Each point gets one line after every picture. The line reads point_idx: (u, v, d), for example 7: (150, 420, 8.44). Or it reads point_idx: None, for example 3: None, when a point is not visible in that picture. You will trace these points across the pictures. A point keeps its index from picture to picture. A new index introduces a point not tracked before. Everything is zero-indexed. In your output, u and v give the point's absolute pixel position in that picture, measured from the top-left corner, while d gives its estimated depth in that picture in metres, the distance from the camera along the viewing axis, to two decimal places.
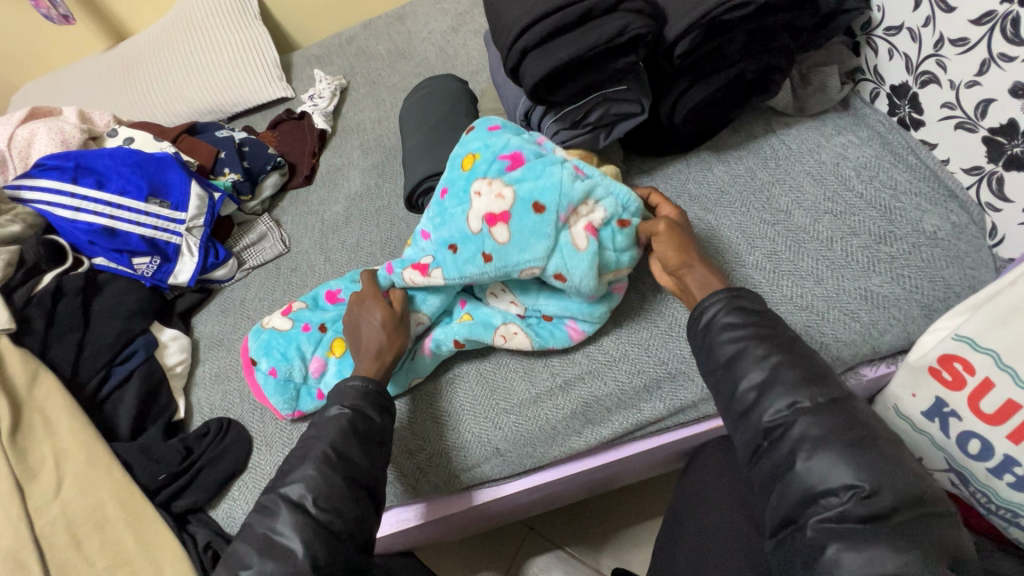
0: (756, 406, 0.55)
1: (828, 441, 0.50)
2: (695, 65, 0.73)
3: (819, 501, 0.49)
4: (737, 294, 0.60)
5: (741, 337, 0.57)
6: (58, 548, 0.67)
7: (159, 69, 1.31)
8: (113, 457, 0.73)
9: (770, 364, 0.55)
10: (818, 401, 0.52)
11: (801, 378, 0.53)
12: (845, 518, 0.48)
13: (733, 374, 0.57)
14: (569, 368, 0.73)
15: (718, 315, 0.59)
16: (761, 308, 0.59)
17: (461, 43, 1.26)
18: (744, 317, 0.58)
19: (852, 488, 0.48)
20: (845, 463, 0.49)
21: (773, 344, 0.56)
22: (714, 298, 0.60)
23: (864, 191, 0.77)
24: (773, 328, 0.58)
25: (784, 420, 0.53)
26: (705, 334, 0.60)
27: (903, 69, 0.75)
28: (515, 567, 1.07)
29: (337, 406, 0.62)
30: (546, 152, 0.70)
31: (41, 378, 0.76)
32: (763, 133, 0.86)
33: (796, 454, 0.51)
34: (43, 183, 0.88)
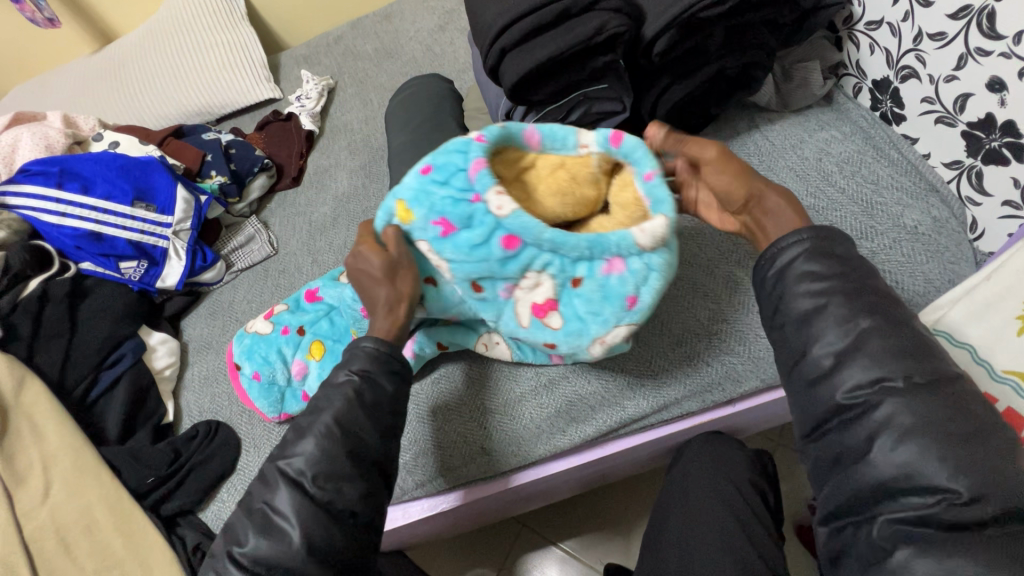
0: (831, 376, 0.51)
1: (918, 433, 0.46)
2: (676, 63, 0.73)
3: (900, 499, 0.46)
4: (823, 239, 0.54)
5: (823, 290, 0.52)
6: (47, 554, 0.68)
7: (145, 73, 1.31)
8: (102, 462, 0.74)
9: (856, 328, 0.50)
10: (912, 380, 0.48)
11: (886, 349, 0.49)
12: (926, 521, 0.45)
13: (809, 332, 0.52)
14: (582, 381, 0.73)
15: (796, 261, 0.54)
16: (853, 257, 0.53)
17: (448, 41, 1.26)
18: (828, 268, 0.53)
19: (947, 493, 0.45)
20: (939, 461, 0.45)
21: (862, 304, 0.51)
22: (796, 238, 0.54)
23: (846, 186, 0.77)
24: (862, 286, 0.52)
25: (868, 397, 0.49)
26: (780, 281, 0.55)
27: (884, 64, 0.76)
28: (507, 565, 1.08)
29: (344, 371, 0.59)
30: (476, 212, 0.61)
31: (27, 384, 0.76)
32: (746, 129, 0.86)
33: (877, 440, 0.48)
34: (27, 188, 0.88)
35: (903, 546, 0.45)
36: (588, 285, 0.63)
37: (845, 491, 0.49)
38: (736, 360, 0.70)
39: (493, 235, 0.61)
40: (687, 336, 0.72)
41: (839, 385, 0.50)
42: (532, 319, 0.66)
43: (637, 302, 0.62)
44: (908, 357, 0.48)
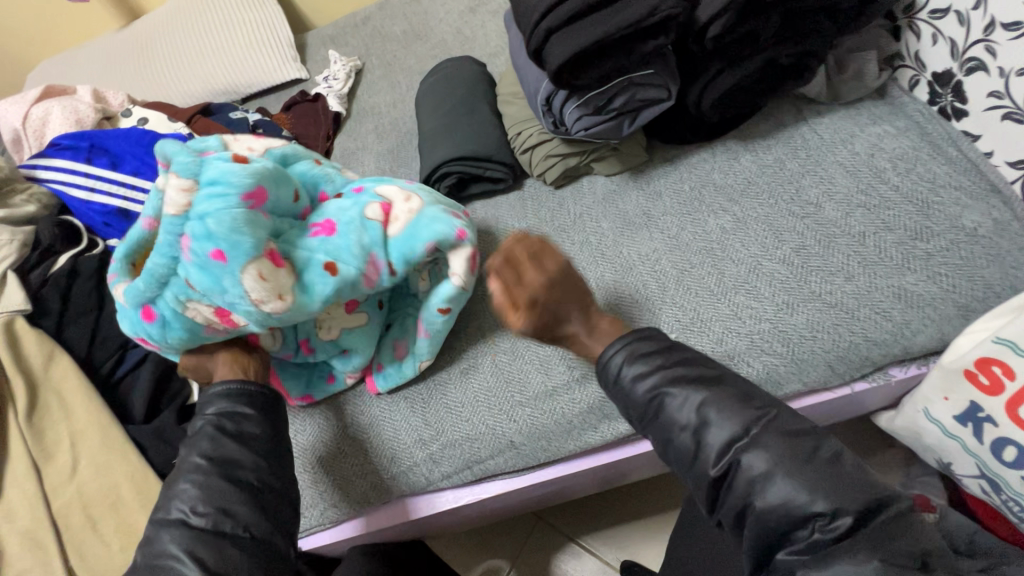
0: (699, 454, 0.53)
1: (772, 472, 0.49)
2: (729, 48, 0.70)
3: (789, 534, 0.48)
4: (637, 337, 0.59)
5: (654, 387, 0.56)
6: (74, 529, 0.68)
7: (173, 49, 1.30)
8: (127, 440, 0.73)
9: (694, 405, 0.54)
10: (751, 431, 0.51)
11: (726, 410, 0.53)
12: (816, 547, 0.47)
13: (666, 426, 0.55)
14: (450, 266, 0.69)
15: (624, 368, 0.58)
16: (666, 347, 0.59)
17: (479, 24, 1.22)
18: (649, 366, 0.57)
19: (817, 517, 0.47)
20: (796, 488, 0.48)
21: (694, 384, 0.55)
22: (614, 349, 0.59)
23: (900, 184, 0.73)
24: (686, 362, 0.57)
25: (727, 463, 0.51)
26: (619, 389, 0.59)
27: (948, 55, 0.71)
28: (523, 557, 1.07)
29: (202, 415, 0.60)
30: (133, 293, 0.62)
31: (56, 359, 0.75)
32: (793, 121, 0.83)
33: (751, 496, 0.50)
34: (58, 163, 0.87)
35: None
36: (195, 278, 0.59)
37: (754, 542, 0.50)
38: (780, 361, 0.67)
39: (134, 317, 0.64)
40: (729, 334, 0.69)
41: (707, 460, 0.53)
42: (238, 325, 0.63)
43: (219, 257, 0.57)
44: (744, 407, 0.53)
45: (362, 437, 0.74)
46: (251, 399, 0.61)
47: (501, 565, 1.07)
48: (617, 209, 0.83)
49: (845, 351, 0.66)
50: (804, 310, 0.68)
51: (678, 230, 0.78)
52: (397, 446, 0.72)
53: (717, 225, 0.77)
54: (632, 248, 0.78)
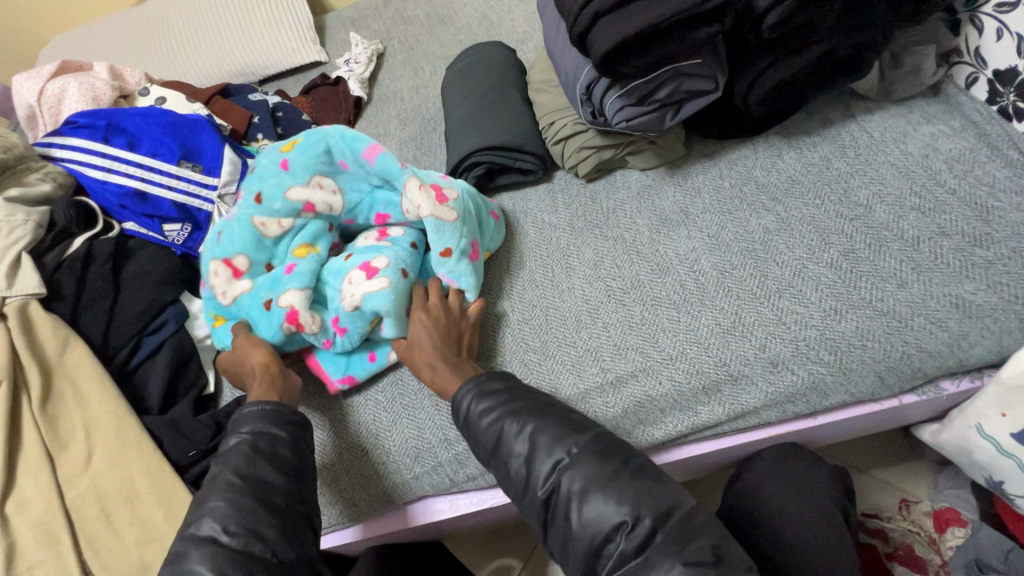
0: (530, 479, 0.55)
1: (586, 490, 0.52)
2: (784, 38, 0.66)
3: (603, 550, 0.51)
4: (485, 377, 0.61)
5: (495, 419, 0.58)
6: (88, 522, 0.66)
7: (189, 28, 1.26)
8: (144, 431, 0.71)
9: (527, 435, 0.56)
10: (572, 453, 0.54)
11: (555, 438, 0.56)
12: (626, 556, 0.50)
13: (503, 458, 0.57)
14: (409, 191, 0.71)
15: (471, 405, 0.59)
16: (509, 383, 0.61)
17: (506, 9, 1.18)
18: (493, 401, 0.59)
19: (620, 526, 0.51)
20: (610, 503, 0.51)
21: (524, 411, 0.58)
22: (462, 391, 0.60)
23: (957, 187, 0.69)
24: (523, 397, 0.60)
25: (552, 484, 0.54)
26: (466, 425, 0.60)
27: (1014, 52, 0.67)
28: (535, 557, 1.05)
29: (235, 435, 0.58)
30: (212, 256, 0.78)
31: (71, 346, 0.73)
32: (840, 118, 0.79)
33: (570, 508, 0.53)
34: (73, 141, 0.85)
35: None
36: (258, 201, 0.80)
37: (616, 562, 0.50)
38: (826, 370, 0.64)
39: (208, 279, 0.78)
40: (772, 340, 0.65)
41: (537, 483, 0.55)
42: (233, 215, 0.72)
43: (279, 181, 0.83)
44: (571, 433, 0.56)
45: (384, 436, 0.71)
46: (285, 422, 0.59)
47: (512, 564, 1.05)
48: (653, 205, 0.79)
49: (896, 362, 0.63)
50: (854, 317, 0.64)
51: (719, 229, 0.74)
52: (421, 446, 0.70)
53: (760, 225, 0.73)
54: (668, 247, 0.75)
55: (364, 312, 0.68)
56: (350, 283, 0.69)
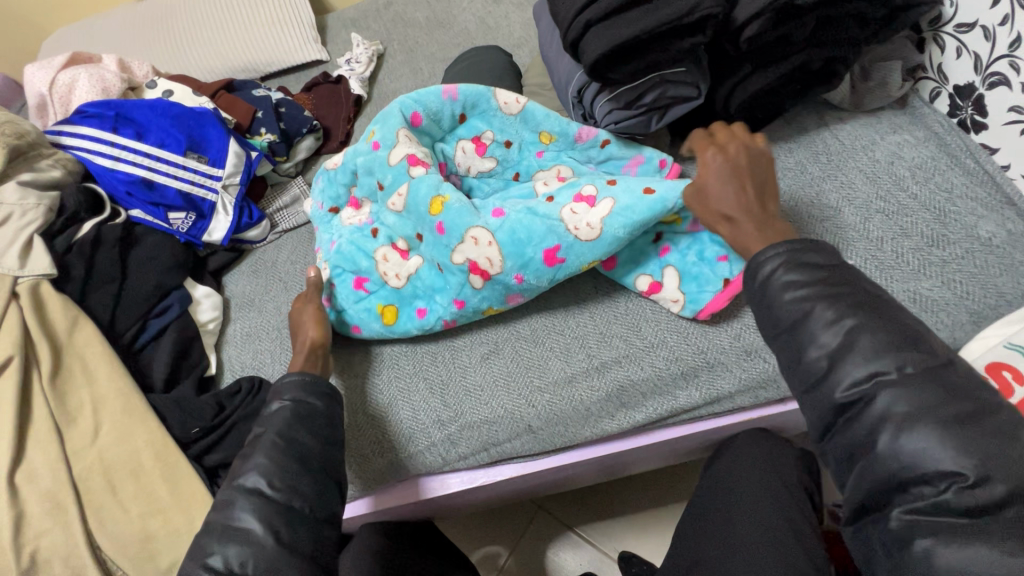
0: (831, 375, 0.49)
1: (917, 419, 0.45)
2: (761, 51, 0.71)
3: (911, 489, 0.45)
4: (805, 248, 0.53)
5: (806, 296, 0.50)
6: (94, 493, 0.69)
7: (193, 24, 1.29)
8: (149, 408, 0.74)
9: (845, 328, 0.49)
10: (906, 370, 0.46)
11: (881, 345, 0.47)
12: (942, 509, 0.44)
13: (802, 339, 0.50)
14: (498, 98, 0.81)
15: (777, 273, 0.52)
16: (832, 263, 0.52)
17: (503, 15, 1.23)
18: (808, 275, 0.51)
19: (954, 476, 0.43)
20: (943, 445, 0.44)
21: (848, 304, 0.49)
22: (773, 253, 0.53)
23: (918, 192, 0.75)
24: (851, 285, 0.51)
25: (865, 392, 0.47)
26: (764, 292, 0.53)
27: (971, 69, 0.73)
28: (523, 544, 1.09)
29: (277, 400, 0.61)
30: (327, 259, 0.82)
31: (80, 325, 0.76)
32: (815, 127, 0.84)
33: (878, 434, 0.46)
34: (83, 130, 0.88)
35: (928, 543, 0.43)
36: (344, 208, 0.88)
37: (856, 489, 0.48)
38: None
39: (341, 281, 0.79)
40: (746, 330, 0.70)
41: (835, 385, 0.48)
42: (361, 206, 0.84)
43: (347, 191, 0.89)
44: (902, 347, 0.47)
45: (380, 416, 0.75)
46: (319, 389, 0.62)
47: (500, 551, 1.09)
48: None
49: None
50: None
51: None
52: (415, 426, 0.73)
53: None
54: None
55: (604, 239, 0.68)
56: (477, 241, 0.70)
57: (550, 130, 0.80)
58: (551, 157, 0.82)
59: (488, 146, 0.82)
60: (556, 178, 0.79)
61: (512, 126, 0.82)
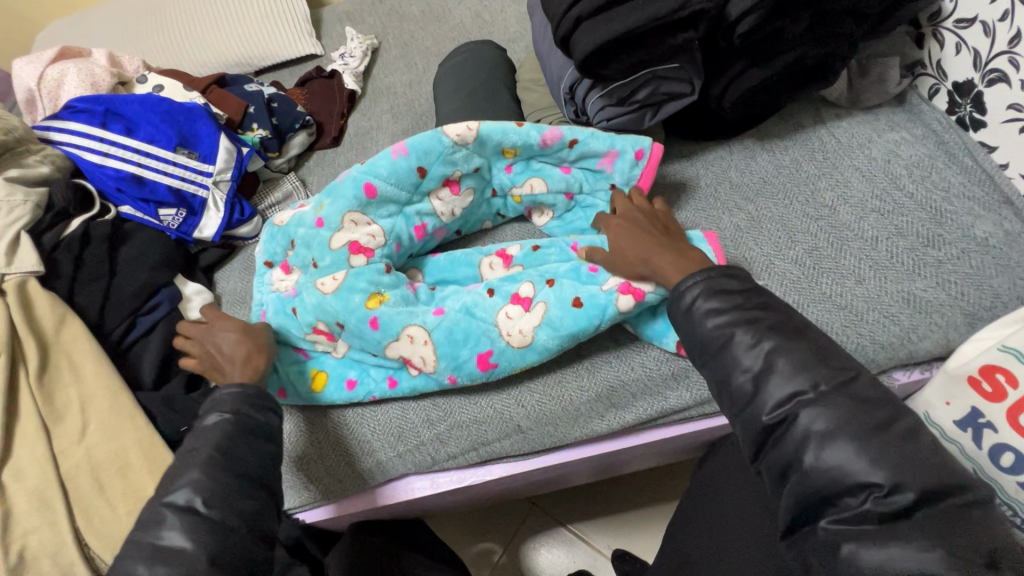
0: (757, 397, 0.50)
1: (836, 434, 0.46)
2: (755, 47, 0.70)
3: (836, 501, 0.46)
4: (722, 274, 0.55)
5: (726, 324, 0.52)
6: (82, 491, 0.69)
7: (187, 16, 1.28)
8: (137, 406, 0.73)
9: (763, 351, 0.50)
10: (820, 388, 0.48)
11: (800, 364, 0.49)
12: (864, 518, 0.44)
13: (725, 365, 0.52)
14: (450, 132, 0.75)
15: (698, 301, 0.55)
16: (748, 288, 0.55)
17: (499, 9, 1.21)
18: (727, 301, 0.53)
19: (871, 487, 0.44)
20: (858, 457, 0.45)
21: (764, 328, 0.51)
22: (692, 281, 0.55)
23: (915, 191, 0.74)
24: (766, 309, 0.53)
25: (787, 412, 0.48)
26: (687, 319, 0.55)
27: (970, 65, 0.72)
28: (516, 541, 1.09)
29: (215, 413, 0.59)
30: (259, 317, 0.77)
31: (67, 323, 0.75)
32: (811, 124, 0.83)
33: (804, 451, 0.47)
34: (72, 126, 0.87)
35: (853, 547, 0.44)
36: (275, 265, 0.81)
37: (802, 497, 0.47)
38: None
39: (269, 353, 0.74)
40: None
41: (761, 408, 0.49)
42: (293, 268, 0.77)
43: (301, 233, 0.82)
44: (820, 364, 0.49)
45: (370, 414, 0.74)
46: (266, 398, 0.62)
47: (494, 548, 1.09)
48: None
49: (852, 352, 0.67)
50: (814, 311, 0.69)
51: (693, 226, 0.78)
52: (404, 425, 0.73)
53: (731, 223, 0.77)
54: None
55: (534, 347, 0.69)
56: (412, 337, 0.69)
57: (514, 146, 0.76)
58: (521, 170, 0.80)
59: (460, 181, 0.79)
60: (501, 261, 0.78)
61: (474, 156, 0.77)
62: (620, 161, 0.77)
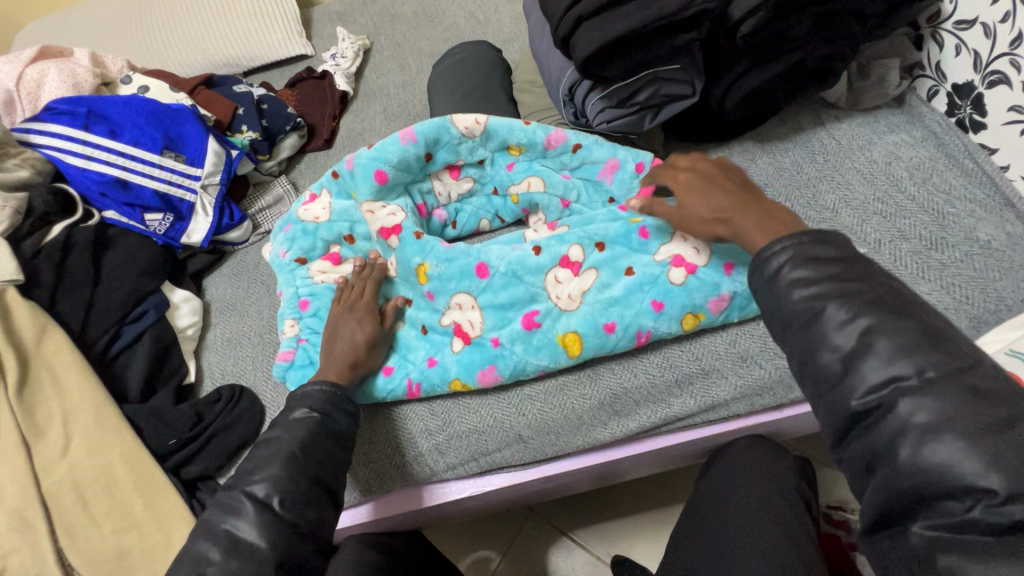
0: (846, 379, 0.44)
1: (942, 428, 0.39)
2: (757, 47, 0.69)
3: (934, 506, 0.40)
4: (816, 239, 0.48)
5: (815, 295, 0.46)
6: (65, 510, 0.66)
7: (172, 16, 1.25)
8: (123, 420, 0.70)
9: (858, 329, 0.44)
10: (927, 375, 0.41)
11: (905, 347, 0.42)
12: (965, 528, 0.38)
13: (811, 341, 0.46)
14: (458, 123, 0.76)
15: (784, 268, 0.48)
16: (847, 256, 0.47)
17: (493, 9, 1.20)
18: (817, 271, 0.47)
19: (979, 493, 0.38)
20: (970, 455, 0.38)
21: (862, 302, 0.45)
22: (779, 245, 0.49)
23: (917, 193, 0.73)
24: (864, 279, 0.46)
25: (882, 399, 0.42)
26: (770, 289, 0.49)
27: (971, 67, 0.71)
28: (514, 549, 1.07)
29: (302, 408, 0.59)
30: (298, 314, 0.77)
31: (49, 333, 0.72)
32: (812, 125, 0.82)
33: (899, 445, 0.41)
34: (53, 128, 0.84)
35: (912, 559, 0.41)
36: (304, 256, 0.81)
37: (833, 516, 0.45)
38: None
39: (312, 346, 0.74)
40: (742, 336, 0.68)
41: (850, 391, 0.44)
42: (338, 253, 0.80)
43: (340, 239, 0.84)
44: (928, 348, 0.42)
45: (367, 425, 0.72)
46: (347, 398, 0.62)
47: (492, 557, 1.07)
48: None
49: None
50: None
51: None
52: (402, 436, 0.71)
53: None
54: None
55: (549, 346, 0.68)
56: (462, 309, 0.73)
57: (518, 142, 0.77)
58: (522, 168, 0.80)
59: (462, 168, 0.81)
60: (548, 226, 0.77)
61: (478, 148, 0.79)
62: (620, 172, 0.76)
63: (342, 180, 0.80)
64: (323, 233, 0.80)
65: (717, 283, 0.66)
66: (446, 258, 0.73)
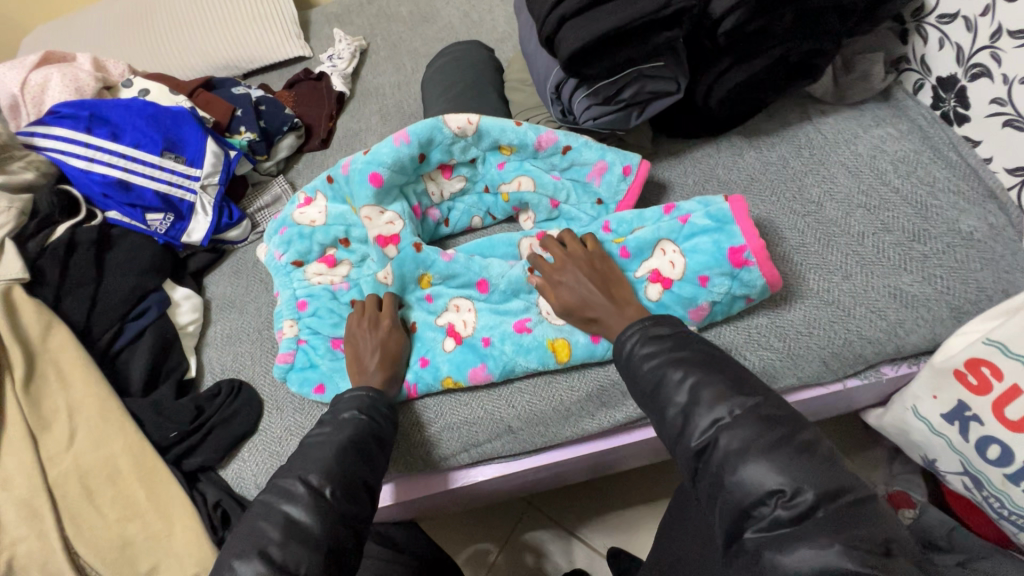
0: (685, 428, 0.52)
1: (747, 450, 0.47)
2: (739, 44, 0.70)
3: (753, 512, 0.46)
4: (653, 322, 0.59)
5: (659, 364, 0.55)
6: (70, 500, 0.68)
7: (173, 20, 1.27)
8: (126, 413, 0.73)
9: (689, 385, 0.53)
10: (735, 412, 0.49)
11: (719, 394, 0.51)
12: (778, 524, 0.45)
13: (660, 403, 0.54)
14: (449, 123, 0.77)
15: (635, 347, 0.58)
16: (678, 333, 0.58)
17: (487, 9, 1.21)
18: (659, 346, 0.56)
19: (777, 493, 0.45)
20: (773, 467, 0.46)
21: (691, 365, 0.54)
22: (629, 332, 0.59)
23: (901, 186, 0.74)
24: (691, 346, 0.56)
25: (708, 437, 0.50)
26: (627, 365, 0.58)
27: (954, 60, 0.72)
28: (511, 541, 1.09)
29: (351, 409, 0.62)
30: (298, 316, 0.79)
31: (54, 330, 0.75)
32: (798, 120, 0.83)
33: (727, 466, 0.47)
34: (57, 131, 0.86)
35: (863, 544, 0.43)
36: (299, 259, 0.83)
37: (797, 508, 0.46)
38: (776, 356, 0.68)
39: (314, 350, 0.76)
40: (726, 329, 0.70)
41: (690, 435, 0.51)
42: (333, 255, 0.82)
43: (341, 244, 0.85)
44: (736, 392, 0.51)
45: None
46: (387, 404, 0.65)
47: (490, 549, 1.09)
48: None
49: (840, 347, 0.67)
50: (802, 307, 0.69)
51: None
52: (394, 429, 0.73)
53: None
54: None
55: (536, 347, 0.70)
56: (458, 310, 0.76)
57: (509, 142, 0.79)
58: (513, 167, 0.81)
59: (454, 167, 0.83)
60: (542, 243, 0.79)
61: (470, 147, 0.80)
62: (608, 174, 0.78)
63: (337, 184, 0.82)
64: (318, 236, 0.81)
65: (694, 297, 0.67)
66: (449, 273, 0.77)
